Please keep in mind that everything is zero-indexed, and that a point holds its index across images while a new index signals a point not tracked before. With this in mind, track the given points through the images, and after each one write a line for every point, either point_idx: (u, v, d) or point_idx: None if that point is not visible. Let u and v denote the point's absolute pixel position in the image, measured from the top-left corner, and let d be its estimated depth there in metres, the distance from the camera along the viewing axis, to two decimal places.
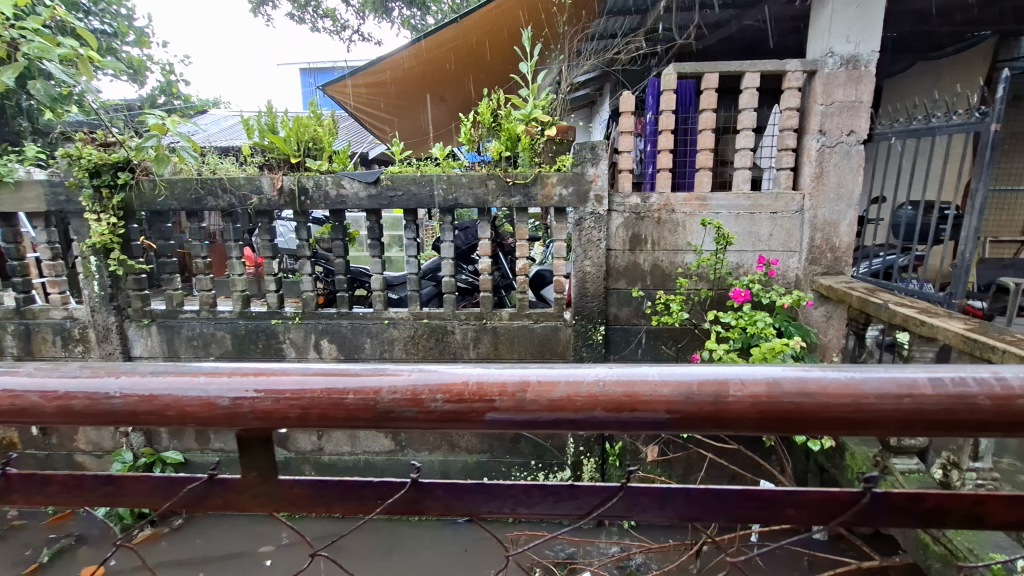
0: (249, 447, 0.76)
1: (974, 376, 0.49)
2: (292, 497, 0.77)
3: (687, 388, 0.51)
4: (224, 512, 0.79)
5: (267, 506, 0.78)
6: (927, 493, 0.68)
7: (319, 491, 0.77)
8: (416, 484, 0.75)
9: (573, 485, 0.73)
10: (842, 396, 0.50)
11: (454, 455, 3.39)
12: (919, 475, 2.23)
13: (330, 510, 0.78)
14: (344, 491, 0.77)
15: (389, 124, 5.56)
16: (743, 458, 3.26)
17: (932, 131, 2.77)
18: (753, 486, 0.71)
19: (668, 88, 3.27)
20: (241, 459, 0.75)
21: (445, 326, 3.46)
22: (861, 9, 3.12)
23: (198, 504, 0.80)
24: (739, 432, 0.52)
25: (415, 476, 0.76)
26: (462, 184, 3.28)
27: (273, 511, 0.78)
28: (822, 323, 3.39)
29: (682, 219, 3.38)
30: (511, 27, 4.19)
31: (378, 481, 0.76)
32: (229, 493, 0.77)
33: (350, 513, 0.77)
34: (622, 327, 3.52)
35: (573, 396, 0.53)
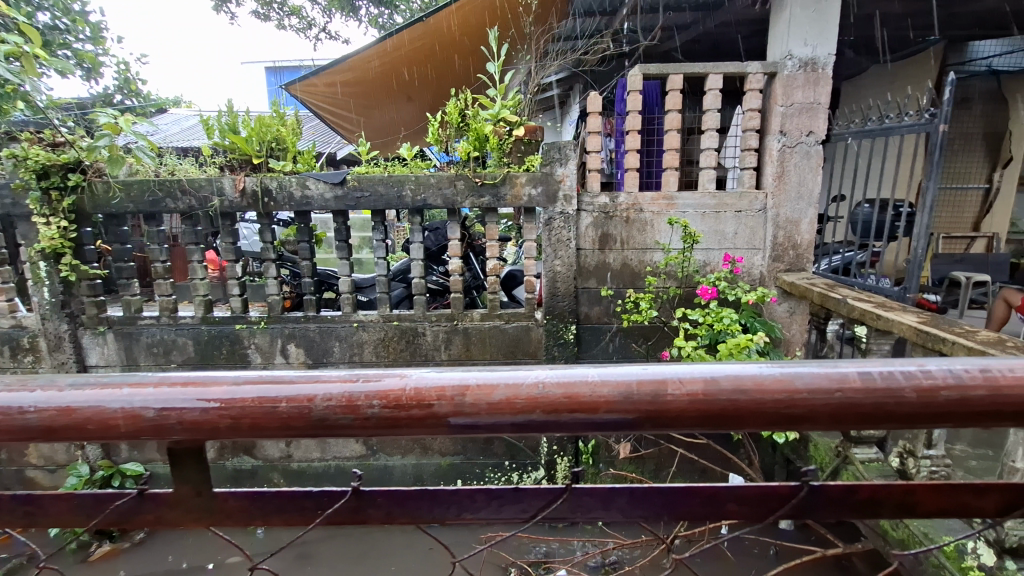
0: (180, 460, 0.73)
1: (900, 369, 0.50)
2: (228, 511, 0.74)
3: (625, 388, 0.51)
4: (156, 529, 0.75)
5: (200, 521, 0.75)
6: (861, 484, 0.69)
7: (257, 503, 0.75)
8: (357, 493, 0.73)
9: (516, 488, 0.72)
10: (776, 392, 0.50)
11: (427, 458, 3.38)
12: (879, 463, 2.31)
13: (267, 523, 0.75)
14: (281, 502, 0.74)
15: (357, 125, 5.44)
16: (712, 453, 3.33)
17: (886, 131, 2.87)
18: (695, 484, 0.71)
19: (634, 88, 3.30)
20: (172, 474, 0.72)
21: (416, 328, 3.42)
22: (817, 13, 3.21)
23: (126, 521, 0.77)
24: (676, 432, 0.52)
25: (356, 485, 0.74)
26: (431, 184, 3.24)
27: (207, 526, 0.75)
28: (785, 319, 3.49)
29: (649, 218, 3.43)
30: (477, 27, 4.18)
31: (318, 491, 0.74)
32: (160, 509, 0.74)
33: (288, 525, 0.75)
34: (592, 326, 3.55)
35: (513, 398, 0.52)
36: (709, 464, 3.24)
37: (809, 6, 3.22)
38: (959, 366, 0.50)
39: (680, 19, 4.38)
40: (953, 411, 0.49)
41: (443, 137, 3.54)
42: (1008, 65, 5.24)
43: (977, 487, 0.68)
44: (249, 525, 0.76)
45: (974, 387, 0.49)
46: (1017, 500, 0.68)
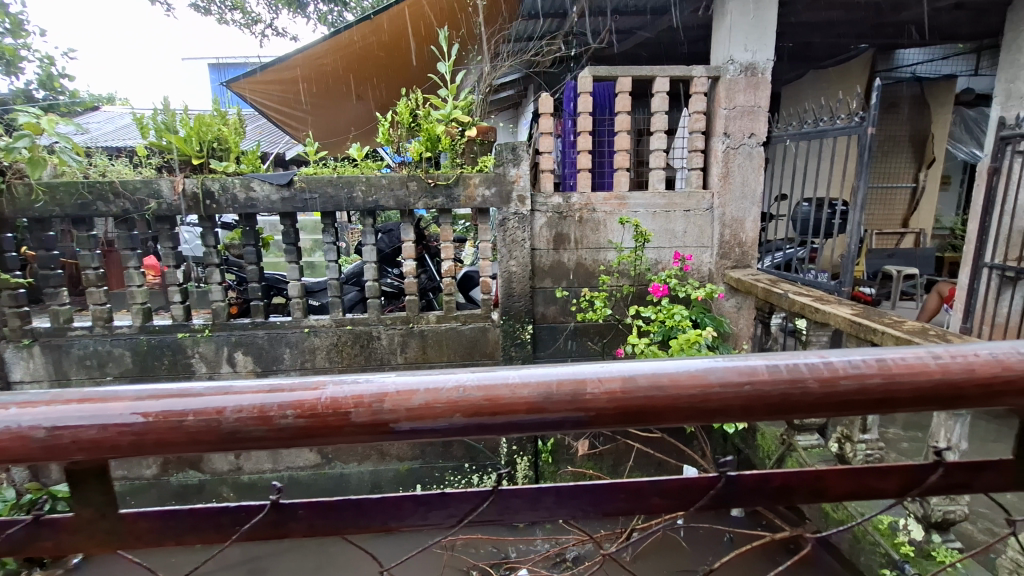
0: (80, 482, 0.68)
1: (805, 361, 0.51)
2: (136, 533, 0.70)
3: (545, 389, 0.50)
4: (55, 556, 0.71)
5: (107, 544, 0.70)
6: (775, 471, 0.69)
7: (168, 522, 0.71)
8: (275, 506, 0.70)
9: (442, 493, 0.70)
10: (689, 387, 0.50)
11: (385, 464, 3.32)
12: (820, 449, 2.45)
13: (181, 542, 0.71)
14: (195, 520, 0.71)
15: (304, 125, 5.25)
16: (667, 446, 3.42)
17: (821, 134, 3.03)
18: (619, 480, 0.71)
19: (585, 90, 3.35)
20: (70, 496, 0.67)
21: (370, 332, 3.35)
22: (756, 20, 3.35)
23: (22, 548, 0.71)
24: (596, 430, 0.52)
25: (276, 497, 0.71)
26: (382, 185, 3.18)
27: (114, 549, 0.71)
28: (733, 313, 3.62)
29: (602, 218, 3.49)
30: (427, 26, 4.15)
31: (234, 506, 0.71)
32: (58, 535, 0.69)
33: (204, 544, 0.71)
34: (548, 325, 3.57)
35: (432, 402, 0.50)
36: (664, 457, 3.34)
37: (748, 13, 3.35)
38: (859, 355, 0.52)
39: (628, 23, 4.48)
40: (852, 400, 0.51)
41: (394, 138, 3.47)
42: (930, 72, 5.77)
43: (881, 470, 0.69)
44: (162, 546, 0.72)
45: (870, 375, 0.51)
46: (918, 480, 0.69)
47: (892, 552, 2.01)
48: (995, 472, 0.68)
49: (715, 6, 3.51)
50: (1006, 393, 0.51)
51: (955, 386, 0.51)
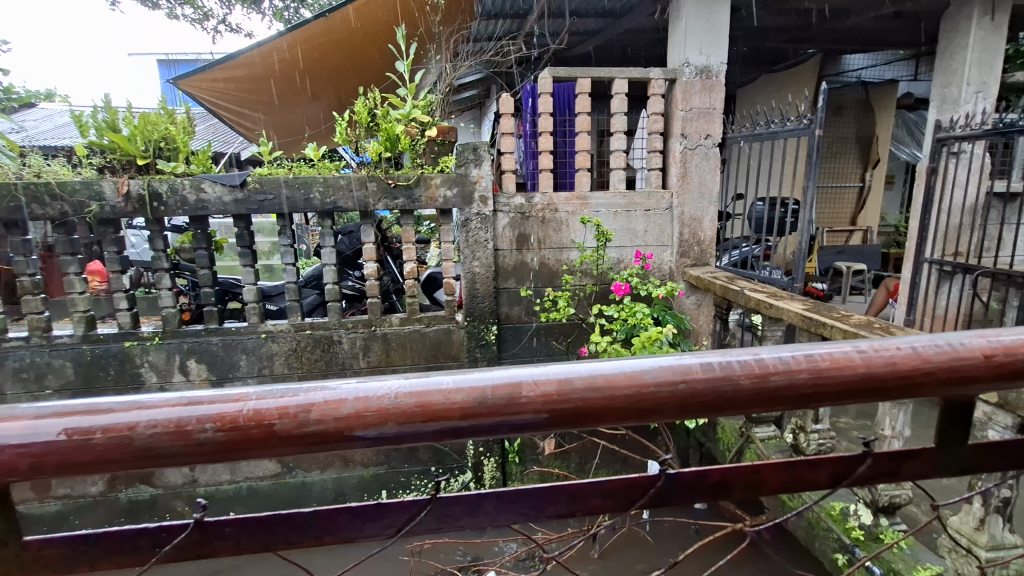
0: None
1: (737, 358, 0.52)
2: (42, 562, 0.63)
3: (479, 394, 0.48)
4: None
5: None
6: (712, 466, 0.61)
7: (78, 547, 0.64)
8: (199, 524, 0.62)
9: (376, 503, 0.61)
10: (625, 388, 0.50)
11: (348, 471, 3.25)
12: (776, 440, 2.54)
13: (93, 568, 0.64)
14: (108, 545, 0.63)
15: (258, 125, 5.08)
16: (632, 442, 3.47)
17: (772, 136, 3.14)
18: (557, 482, 0.61)
19: (545, 91, 3.36)
20: None
21: (331, 336, 3.27)
22: (710, 24, 3.44)
23: None
24: (533, 433, 0.51)
25: (201, 514, 0.63)
26: (340, 186, 3.11)
27: None
28: (693, 310, 3.70)
29: (564, 218, 3.51)
30: (383, 25, 4.11)
31: (154, 526, 0.63)
32: None
33: (121, 570, 0.64)
34: (513, 325, 3.57)
35: (362, 411, 0.48)
36: (629, 453, 3.39)
37: (701, 18, 3.44)
38: (789, 352, 0.53)
39: (587, 24, 4.53)
40: (783, 395, 0.52)
41: (352, 137, 3.39)
42: (874, 76, 6.06)
43: (813, 461, 0.62)
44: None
45: (799, 372, 0.52)
46: (849, 471, 0.63)
47: (844, 536, 2.10)
48: (918, 460, 0.63)
49: (671, 10, 3.58)
50: (925, 385, 0.53)
51: (878, 379, 0.52)
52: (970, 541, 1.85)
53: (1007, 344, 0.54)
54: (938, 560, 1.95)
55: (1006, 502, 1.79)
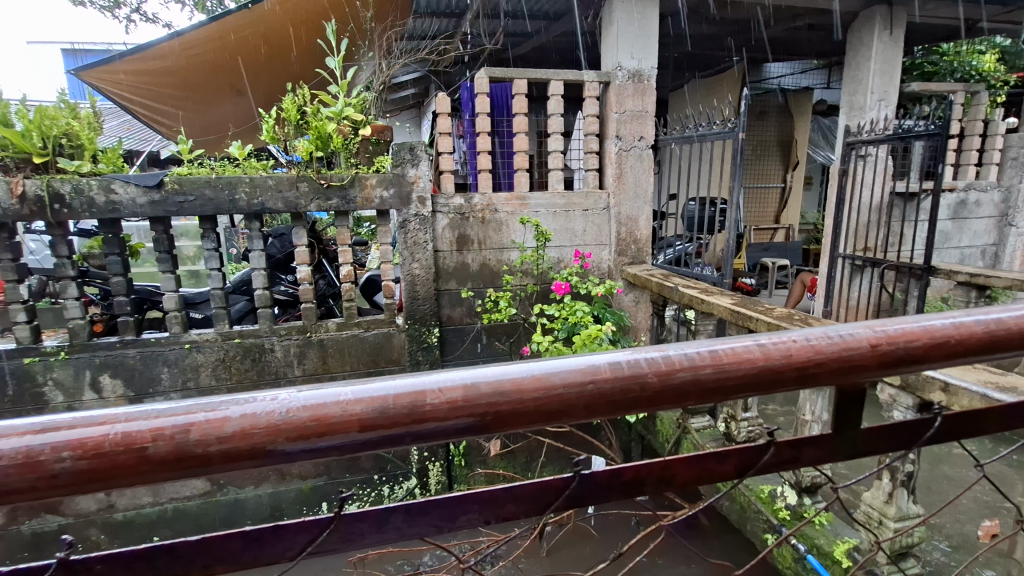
0: None
1: (645, 356, 0.52)
2: None
3: (380, 404, 0.46)
4: None
5: None
6: (625, 464, 0.57)
7: None
8: (64, 564, 0.51)
9: (272, 525, 0.51)
10: (533, 390, 0.49)
11: (285, 485, 3.10)
12: (710, 429, 2.65)
13: None
14: None
15: (174, 121, 4.73)
16: (576, 438, 3.52)
17: (701, 138, 3.28)
18: (468, 490, 0.54)
19: (481, 91, 3.34)
20: None
21: (262, 344, 3.11)
22: (640, 29, 3.54)
23: None
24: (439, 440, 0.49)
25: (66, 550, 0.52)
26: (268, 186, 2.96)
27: None
28: (632, 307, 3.80)
29: (504, 218, 3.51)
30: (311, 21, 3.98)
31: (9, 569, 0.51)
32: None
33: None
34: (455, 327, 3.53)
35: (250, 429, 0.44)
36: (573, 449, 3.43)
37: (632, 23, 3.54)
38: (693, 347, 0.54)
39: (524, 25, 4.55)
40: (688, 390, 0.52)
41: (281, 135, 3.23)
42: (792, 84, 6.48)
43: (721, 452, 0.60)
44: None
45: (703, 366, 0.53)
46: (753, 460, 0.61)
47: (772, 517, 2.22)
48: (816, 446, 0.63)
49: (603, 15, 3.67)
50: (819, 375, 0.56)
51: (776, 370, 0.54)
52: (881, 514, 1.99)
53: (890, 333, 0.58)
54: (854, 533, 2.09)
55: (910, 475, 1.95)
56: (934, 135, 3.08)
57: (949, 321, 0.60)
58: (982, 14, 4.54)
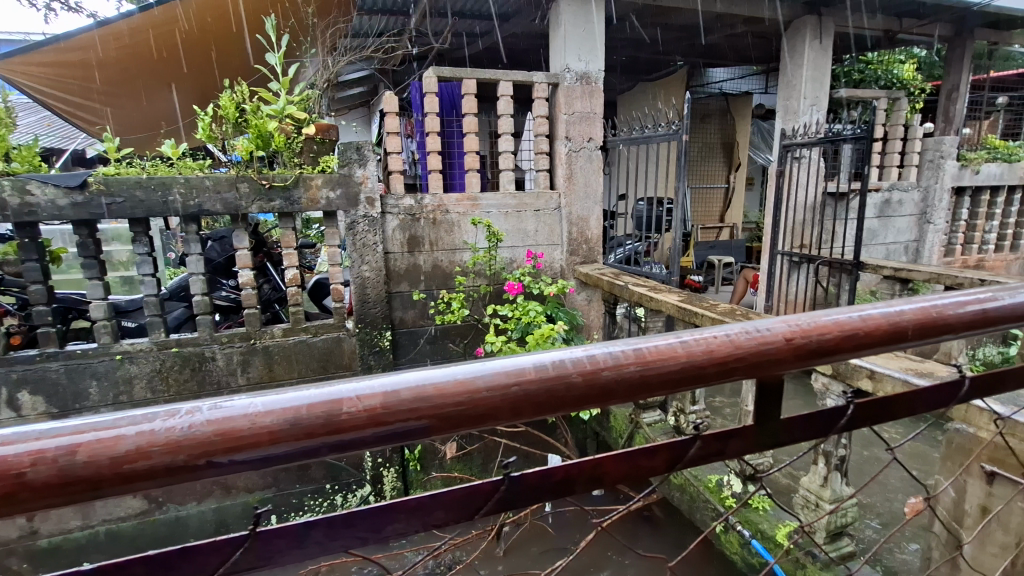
0: None
1: (569, 357, 0.52)
2: None
3: (293, 415, 0.44)
4: None
5: None
6: (555, 464, 0.57)
7: None
8: None
9: (179, 548, 0.48)
10: (456, 395, 0.48)
11: (231, 498, 2.98)
12: (661, 423, 2.72)
13: None
14: None
15: (99, 118, 4.41)
16: (532, 438, 3.54)
17: (648, 140, 3.36)
18: (393, 499, 0.52)
19: (429, 91, 3.30)
20: None
21: (203, 353, 2.96)
22: (586, 33, 3.60)
23: None
24: (360, 449, 0.47)
25: None
26: (205, 187, 2.82)
27: None
28: (585, 306, 3.86)
29: (455, 219, 3.49)
30: (250, 14, 3.83)
31: None
32: None
33: None
34: (408, 329, 3.48)
35: (147, 447, 0.42)
36: (529, 449, 3.45)
37: (579, 26, 3.59)
38: (617, 347, 0.55)
39: (473, 25, 4.54)
40: (613, 388, 0.53)
41: (218, 134, 3.07)
42: (733, 89, 6.75)
43: (649, 448, 0.60)
44: None
45: (627, 364, 0.53)
46: (681, 455, 0.62)
47: (720, 505, 2.31)
48: (739, 438, 0.65)
49: (551, 17, 3.70)
50: (738, 369, 0.58)
51: (697, 366, 0.56)
52: (817, 497, 2.10)
53: (802, 327, 0.61)
54: (795, 516, 2.19)
55: (842, 459, 2.06)
56: (860, 138, 3.28)
57: (857, 315, 0.64)
58: (900, 26, 4.87)
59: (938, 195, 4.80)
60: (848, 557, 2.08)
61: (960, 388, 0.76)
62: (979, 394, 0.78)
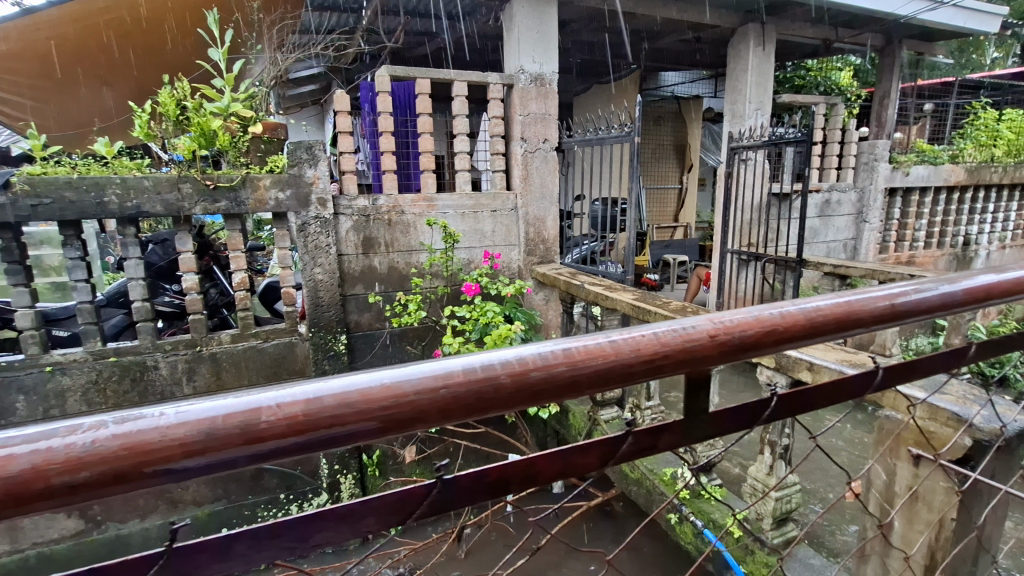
0: None
1: (498, 358, 0.53)
2: None
3: (208, 426, 0.43)
4: None
5: None
6: (489, 465, 0.57)
7: None
8: None
9: (86, 570, 0.46)
10: (383, 399, 0.48)
11: (178, 513, 2.86)
12: (618, 419, 2.79)
13: None
14: None
15: (22, 112, 4.08)
16: (492, 439, 3.55)
17: (602, 141, 3.42)
18: (320, 508, 0.51)
19: (382, 90, 3.25)
20: None
21: (144, 362, 2.82)
22: (540, 34, 3.63)
23: None
24: (283, 458, 0.46)
25: None
26: (144, 188, 2.68)
27: None
28: (542, 306, 3.89)
29: (411, 220, 3.45)
30: (191, 8, 3.68)
31: None
32: None
33: None
34: (364, 333, 3.42)
35: (45, 466, 0.39)
36: (490, 449, 3.45)
37: (532, 27, 3.62)
38: (546, 347, 0.56)
39: (427, 24, 4.51)
40: (542, 388, 0.54)
41: (157, 132, 2.92)
42: (685, 92, 6.94)
43: (583, 446, 0.62)
44: None
45: (556, 364, 0.54)
46: (614, 450, 0.64)
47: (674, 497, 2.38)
48: (671, 432, 0.67)
49: (504, 18, 3.71)
50: (666, 366, 0.60)
51: (626, 364, 0.57)
52: (764, 484, 2.18)
53: (725, 323, 0.64)
54: (745, 504, 2.27)
55: (786, 448, 2.15)
56: (801, 141, 3.44)
57: (777, 311, 0.67)
58: (836, 35, 5.15)
59: (873, 195, 5.09)
60: (792, 541, 2.18)
61: (874, 377, 0.81)
62: (893, 382, 0.83)
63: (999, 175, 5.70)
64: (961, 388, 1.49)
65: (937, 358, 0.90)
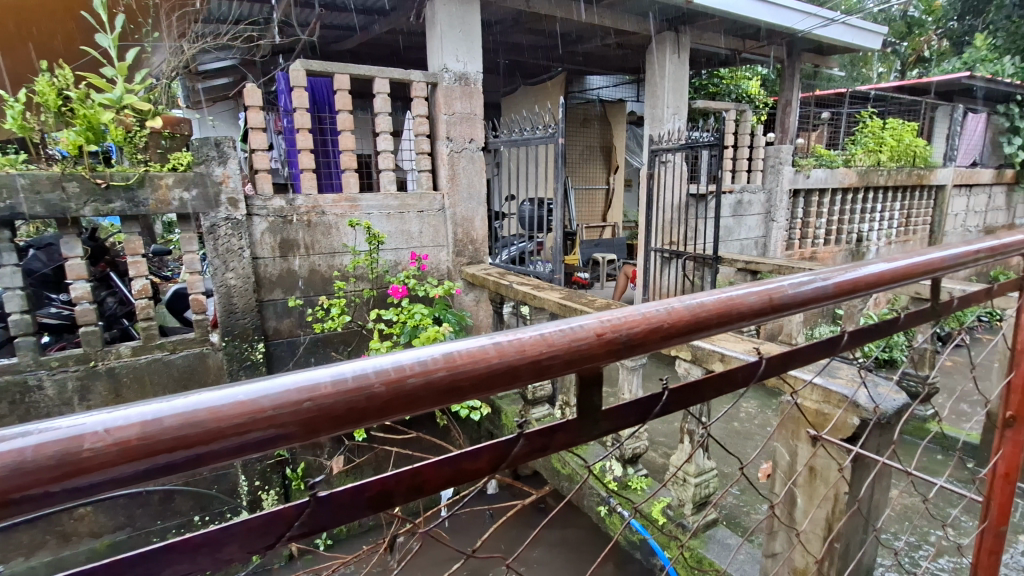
0: None
1: (372, 366, 0.50)
2: None
3: (14, 459, 0.38)
4: None
5: None
6: (369, 478, 0.54)
7: None
8: None
9: None
10: (235, 417, 0.44)
11: (72, 546, 2.59)
12: (548, 416, 2.82)
13: None
14: None
15: None
16: (425, 443, 3.49)
17: (527, 141, 3.44)
18: (172, 540, 0.47)
19: (298, 84, 3.09)
20: None
21: (24, 381, 2.52)
22: (463, 33, 3.60)
23: None
24: (117, 489, 0.41)
25: None
26: (20, 187, 2.38)
27: None
28: (473, 306, 3.88)
29: (333, 221, 3.32)
30: None
31: None
32: None
33: None
34: (284, 340, 3.25)
35: None
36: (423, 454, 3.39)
37: (455, 26, 3.58)
38: (427, 353, 0.53)
39: (348, 16, 4.35)
40: (420, 395, 0.52)
41: (34, 124, 2.60)
42: (609, 95, 7.18)
43: (472, 451, 0.60)
44: None
45: (436, 370, 0.52)
46: (505, 454, 0.63)
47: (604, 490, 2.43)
48: (564, 431, 0.67)
49: (426, 14, 3.65)
50: (552, 366, 0.60)
51: (511, 366, 0.56)
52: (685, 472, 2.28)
53: (612, 322, 0.64)
54: (669, 492, 2.36)
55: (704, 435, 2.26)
56: (713, 144, 3.64)
57: (663, 307, 0.69)
58: (743, 46, 5.51)
59: (779, 196, 5.48)
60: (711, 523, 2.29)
61: (758, 368, 0.85)
62: (777, 371, 0.88)
63: (885, 178, 6.32)
64: (849, 371, 1.62)
65: (816, 347, 0.96)
